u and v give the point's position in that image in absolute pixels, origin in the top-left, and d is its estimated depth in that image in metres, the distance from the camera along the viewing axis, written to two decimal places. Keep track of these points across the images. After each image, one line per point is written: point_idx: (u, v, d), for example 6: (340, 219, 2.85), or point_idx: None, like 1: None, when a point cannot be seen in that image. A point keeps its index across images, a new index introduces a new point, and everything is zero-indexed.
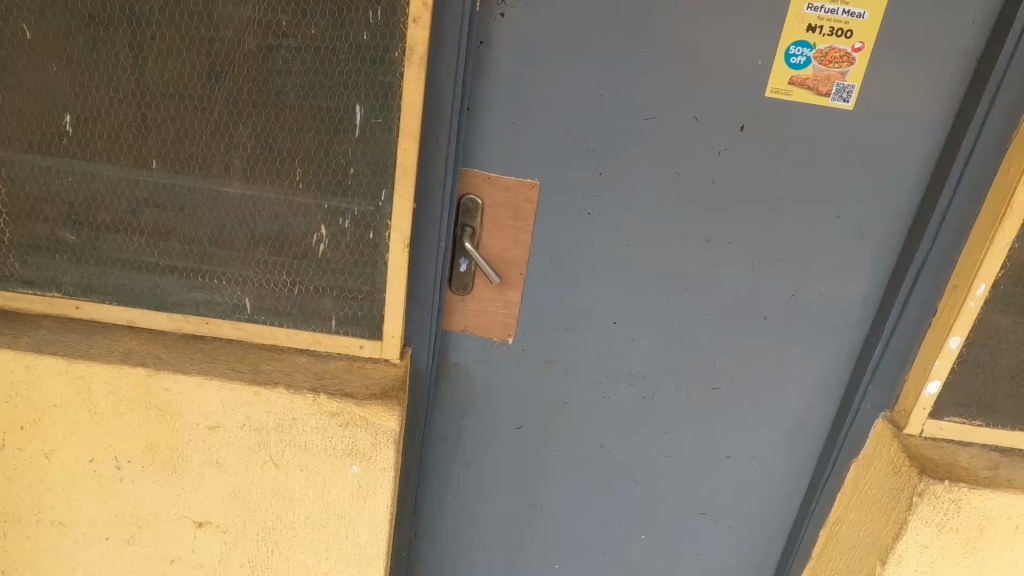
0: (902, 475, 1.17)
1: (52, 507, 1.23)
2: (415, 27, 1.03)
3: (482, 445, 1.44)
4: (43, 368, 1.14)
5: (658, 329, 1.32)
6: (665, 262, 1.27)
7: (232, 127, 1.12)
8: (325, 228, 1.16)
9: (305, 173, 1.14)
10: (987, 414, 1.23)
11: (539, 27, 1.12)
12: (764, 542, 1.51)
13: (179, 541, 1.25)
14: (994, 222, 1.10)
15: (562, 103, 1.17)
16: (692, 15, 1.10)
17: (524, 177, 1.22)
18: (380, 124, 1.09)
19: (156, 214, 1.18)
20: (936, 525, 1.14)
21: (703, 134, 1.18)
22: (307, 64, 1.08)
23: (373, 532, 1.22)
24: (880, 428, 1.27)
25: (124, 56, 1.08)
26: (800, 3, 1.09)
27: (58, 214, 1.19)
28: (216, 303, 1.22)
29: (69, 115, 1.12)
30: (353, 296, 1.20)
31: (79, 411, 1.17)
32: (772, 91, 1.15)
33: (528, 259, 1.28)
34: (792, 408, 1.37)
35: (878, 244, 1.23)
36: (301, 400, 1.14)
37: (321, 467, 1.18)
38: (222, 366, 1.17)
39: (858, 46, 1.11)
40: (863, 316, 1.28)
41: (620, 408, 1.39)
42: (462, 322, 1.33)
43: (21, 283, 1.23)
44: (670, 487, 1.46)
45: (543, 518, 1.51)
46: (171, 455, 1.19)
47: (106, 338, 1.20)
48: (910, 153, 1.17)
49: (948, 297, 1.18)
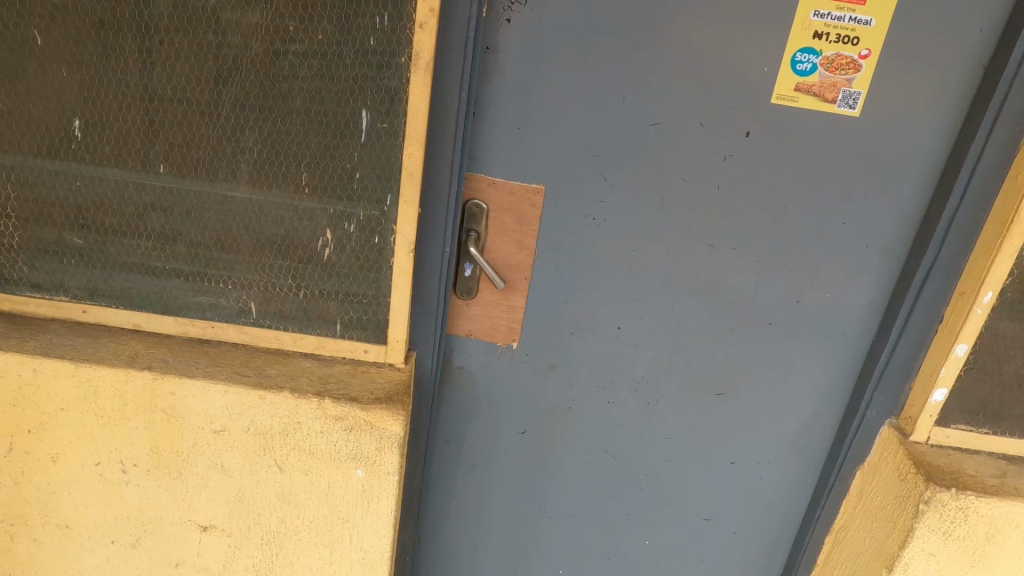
0: (908, 482, 1.16)
1: (58, 510, 1.24)
2: (422, 32, 1.03)
3: (486, 450, 1.44)
4: (50, 372, 1.15)
5: (662, 334, 1.32)
6: (670, 268, 1.27)
7: (239, 132, 1.12)
8: (331, 232, 1.17)
9: (311, 178, 1.14)
10: (994, 421, 1.22)
11: (545, 33, 1.12)
12: (769, 549, 1.50)
13: (184, 545, 1.25)
14: (1001, 229, 1.10)
15: (567, 108, 1.17)
16: (698, 21, 1.11)
17: (530, 182, 1.22)
18: (386, 129, 1.10)
19: (162, 218, 1.18)
20: (943, 533, 1.14)
21: (709, 140, 1.18)
22: (314, 69, 1.08)
23: (377, 536, 1.22)
24: (886, 435, 1.26)
25: (132, 61, 1.09)
26: (806, 10, 1.09)
27: (66, 218, 1.19)
28: (221, 307, 1.23)
29: (77, 119, 1.13)
30: (358, 300, 1.20)
31: (85, 415, 1.17)
32: (778, 97, 1.14)
33: (532, 264, 1.28)
34: (797, 414, 1.36)
35: (884, 250, 1.23)
36: (305, 404, 1.14)
37: (325, 471, 1.19)
38: (227, 370, 1.17)
39: (864, 53, 1.11)
40: (869, 322, 1.28)
41: (625, 413, 1.39)
42: (466, 327, 1.33)
43: (29, 287, 1.24)
44: (674, 493, 1.46)
45: (547, 523, 1.51)
46: (176, 459, 1.19)
47: (112, 343, 1.21)
48: (917, 160, 1.17)
49: (955, 303, 1.18)
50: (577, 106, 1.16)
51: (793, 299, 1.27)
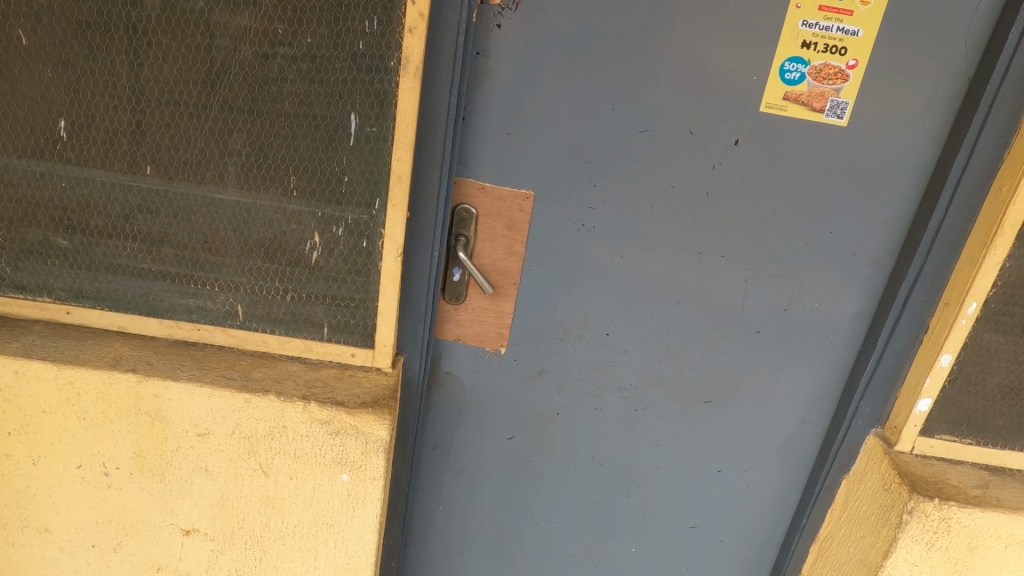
0: (892, 491, 1.17)
1: (39, 514, 1.22)
2: (411, 36, 1.03)
3: (473, 455, 1.44)
4: (32, 374, 1.14)
5: (650, 342, 1.32)
6: (658, 275, 1.27)
7: (227, 134, 1.12)
8: (319, 236, 1.16)
9: (299, 181, 1.14)
10: (977, 432, 1.23)
11: (535, 40, 1.12)
12: (754, 557, 1.50)
13: (166, 549, 1.24)
14: (986, 240, 1.10)
15: (557, 114, 1.17)
16: (687, 29, 1.11)
17: (519, 188, 1.22)
18: (376, 133, 1.10)
19: (149, 220, 1.17)
20: (926, 543, 1.14)
21: (697, 148, 1.18)
22: (303, 73, 1.08)
23: (361, 541, 1.21)
24: (871, 445, 1.26)
25: (120, 62, 1.08)
26: (795, 20, 1.10)
27: (51, 219, 1.18)
28: (208, 309, 1.22)
29: (64, 120, 1.12)
30: (345, 304, 1.20)
31: (67, 417, 1.16)
32: (767, 106, 1.15)
33: (522, 269, 1.28)
34: (784, 423, 1.37)
35: (871, 261, 1.23)
36: (291, 407, 1.13)
37: (311, 475, 1.18)
38: (213, 372, 1.17)
39: (852, 63, 1.12)
40: (855, 331, 1.28)
41: (612, 420, 1.39)
42: (455, 332, 1.33)
43: (13, 287, 1.23)
44: (661, 501, 1.46)
45: (533, 530, 1.51)
46: (159, 462, 1.18)
47: (96, 344, 1.20)
48: (904, 171, 1.17)
49: (940, 314, 1.18)
50: (566, 113, 1.17)
51: (781, 308, 1.28)
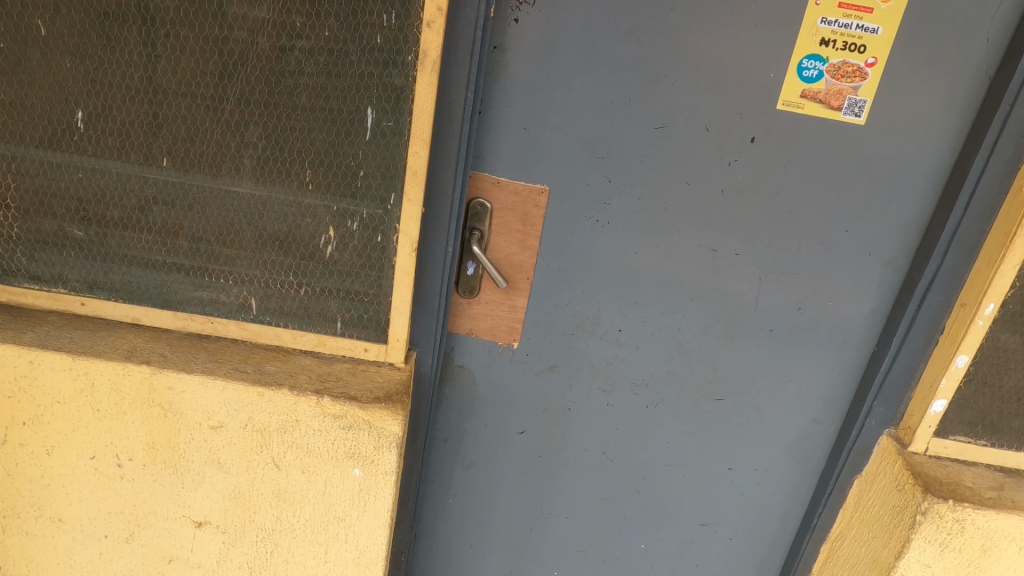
0: (906, 492, 1.16)
1: (52, 503, 1.23)
2: (429, 31, 1.02)
3: (484, 449, 1.44)
4: (47, 365, 1.14)
5: (662, 338, 1.32)
6: (672, 272, 1.26)
7: (243, 127, 1.11)
8: (333, 229, 1.16)
9: (314, 175, 1.13)
10: (992, 434, 1.23)
11: (553, 35, 1.12)
12: (764, 555, 1.50)
13: (177, 541, 1.24)
14: (1004, 242, 1.10)
15: (573, 109, 1.16)
16: (705, 25, 1.10)
17: (534, 183, 1.22)
18: (392, 127, 1.09)
19: (164, 212, 1.17)
20: (939, 544, 1.14)
21: (713, 145, 1.17)
22: (321, 66, 1.07)
23: (372, 536, 1.21)
24: (884, 445, 1.26)
25: (138, 53, 1.08)
26: (814, 16, 1.09)
27: (66, 210, 1.18)
28: (221, 302, 1.22)
29: (80, 111, 1.12)
30: (359, 298, 1.20)
31: (81, 408, 1.16)
32: (784, 103, 1.14)
33: (536, 264, 1.28)
34: (795, 422, 1.36)
35: (887, 260, 1.23)
36: (304, 402, 1.13)
37: (323, 469, 1.18)
38: (226, 365, 1.17)
39: (871, 62, 1.11)
40: (869, 330, 1.28)
41: (624, 416, 1.39)
42: (468, 326, 1.33)
43: (28, 278, 1.23)
44: (671, 498, 1.46)
45: (543, 525, 1.51)
46: (172, 454, 1.19)
47: (110, 336, 1.20)
48: (922, 170, 1.16)
49: (956, 315, 1.18)
50: (582, 108, 1.16)
51: (795, 307, 1.27)
